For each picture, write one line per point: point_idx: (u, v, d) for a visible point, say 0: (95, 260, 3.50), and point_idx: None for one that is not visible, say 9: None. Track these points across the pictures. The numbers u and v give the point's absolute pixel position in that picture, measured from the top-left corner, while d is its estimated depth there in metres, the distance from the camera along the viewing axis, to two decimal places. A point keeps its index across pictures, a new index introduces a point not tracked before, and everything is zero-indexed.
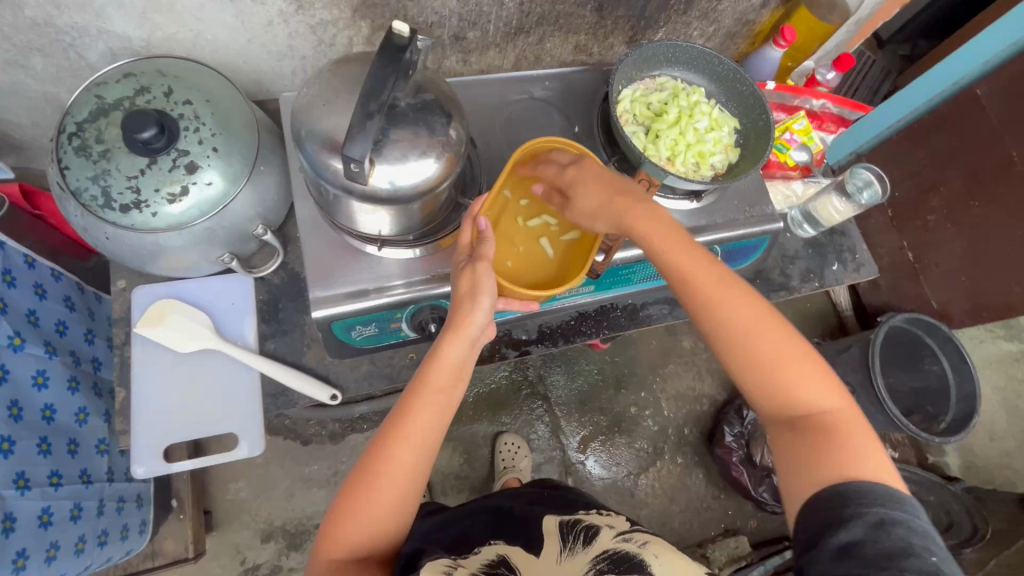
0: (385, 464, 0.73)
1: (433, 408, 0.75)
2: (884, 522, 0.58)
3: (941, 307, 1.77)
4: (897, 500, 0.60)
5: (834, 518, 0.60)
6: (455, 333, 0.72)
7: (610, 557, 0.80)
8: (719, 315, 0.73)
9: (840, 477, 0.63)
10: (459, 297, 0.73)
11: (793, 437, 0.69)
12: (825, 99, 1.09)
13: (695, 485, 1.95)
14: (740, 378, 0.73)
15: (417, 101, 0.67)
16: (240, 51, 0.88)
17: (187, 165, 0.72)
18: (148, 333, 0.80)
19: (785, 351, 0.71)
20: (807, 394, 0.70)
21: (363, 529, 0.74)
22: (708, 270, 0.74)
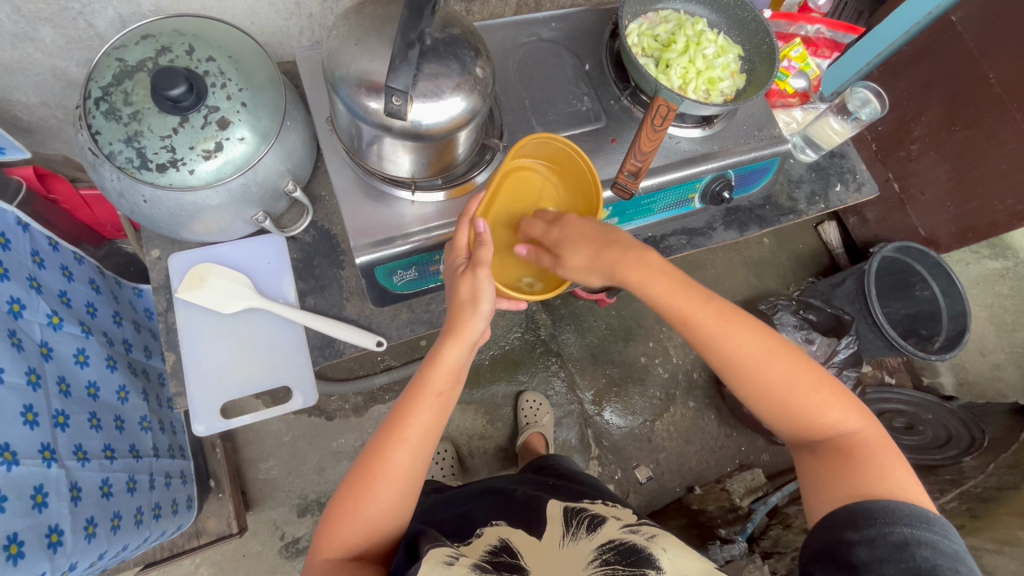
0: (385, 469, 0.77)
1: (431, 412, 0.78)
2: (910, 543, 0.62)
3: (929, 235, 1.82)
4: (924, 521, 0.63)
5: (855, 536, 0.64)
6: (454, 341, 0.76)
7: (618, 549, 0.81)
8: (730, 352, 0.76)
9: (855, 496, 0.67)
10: (458, 304, 0.76)
11: (812, 459, 0.73)
12: (819, 23, 1.11)
13: (708, 426, 2.02)
14: (751, 404, 0.77)
15: (445, 36, 0.69)
16: (248, 11, 0.87)
17: (219, 121, 0.72)
18: (191, 297, 0.81)
19: (796, 379, 0.75)
20: (825, 416, 0.74)
21: (360, 526, 0.77)
22: (708, 308, 0.76)
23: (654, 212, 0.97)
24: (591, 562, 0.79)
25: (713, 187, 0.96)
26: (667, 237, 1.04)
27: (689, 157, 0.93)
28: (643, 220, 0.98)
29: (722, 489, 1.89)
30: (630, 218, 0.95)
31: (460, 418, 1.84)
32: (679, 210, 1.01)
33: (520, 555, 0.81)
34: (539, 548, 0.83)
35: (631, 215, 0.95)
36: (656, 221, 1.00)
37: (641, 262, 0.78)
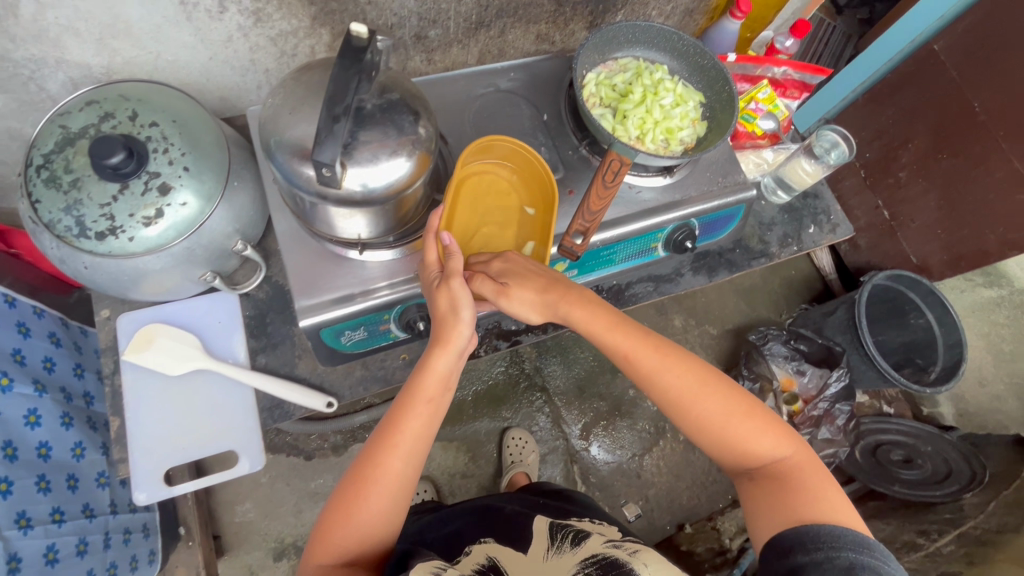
0: (376, 476, 0.74)
1: (424, 419, 0.76)
2: (854, 568, 0.61)
3: (921, 261, 1.76)
4: (866, 546, 0.62)
5: (803, 560, 0.63)
6: (442, 347, 0.75)
7: (600, 561, 0.78)
8: (666, 386, 0.77)
9: (792, 522, 0.67)
10: (441, 315, 0.75)
11: (751, 486, 0.74)
12: (785, 66, 1.09)
13: (699, 460, 1.97)
14: (697, 439, 0.78)
15: (383, 101, 0.68)
16: (202, 69, 0.87)
17: (160, 187, 0.72)
18: (137, 360, 0.79)
19: (731, 409, 0.76)
20: (760, 444, 0.75)
21: (352, 534, 0.74)
22: (648, 347, 0.79)
23: (615, 263, 0.95)
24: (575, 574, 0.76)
25: (676, 236, 0.94)
26: (632, 285, 1.03)
27: (649, 207, 0.91)
28: (605, 271, 0.96)
29: (713, 528, 1.85)
30: (589, 269, 0.93)
31: (442, 455, 1.81)
32: (642, 258, 0.98)
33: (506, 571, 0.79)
34: (524, 563, 0.80)
35: (591, 266, 0.93)
36: (619, 270, 0.97)
37: (580, 303, 0.79)
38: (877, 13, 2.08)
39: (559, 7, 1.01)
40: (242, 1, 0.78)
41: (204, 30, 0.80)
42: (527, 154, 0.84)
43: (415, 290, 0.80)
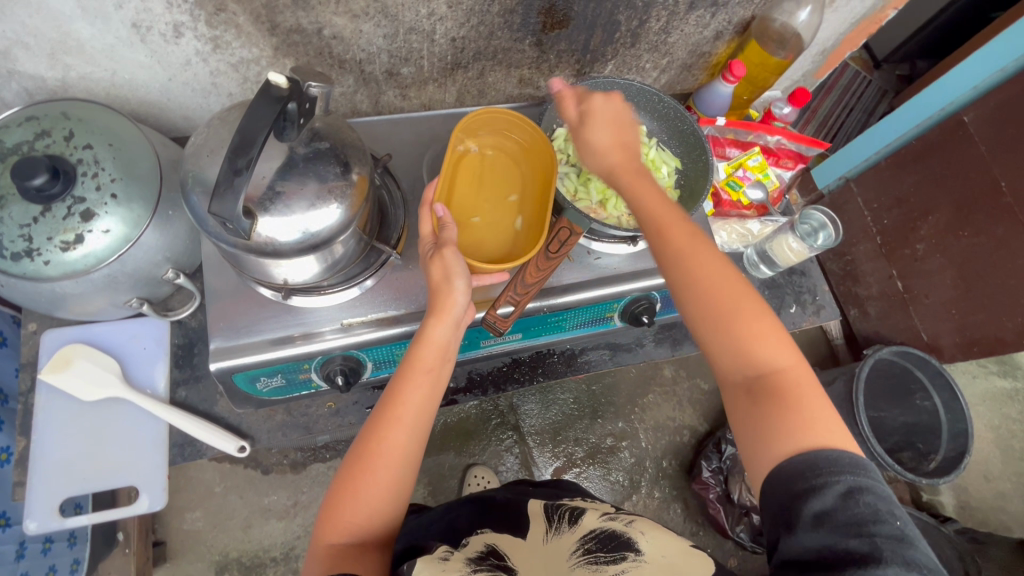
0: (378, 452, 0.68)
1: (424, 390, 0.69)
2: (853, 492, 0.50)
3: (931, 340, 1.61)
4: (862, 467, 0.52)
5: (801, 488, 0.51)
6: (437, 316, 0.68)
7: (598, 537, 0.72)
8: (683, 269, 0.64)
9: (795, 443, 0.54)
10: (434, 287, 0.70)
11: (743, 399, 0.59)
12: (779, 134, 1.04)
13: (672, 521, 1.88)
14: (694, 327, 0.63)
15: (311, 150, 0.65)
16: (162, 89, 0.86)
17: (83, 212, 0.70)
18: (52, 380, 0.77)
19: (745, 305, 0.62)
20: (764, 347, 0.60)
21: (361, 513, 0.67)
22: (673, 219, 0.66)
23: (564, 329, 0.88)
24: (575, 555, 0.70)
25: (634, 308, 0.88)
26: (586, 351, 0.96)
27: (607, 274, 0.85)
28: (554, 336, 0.90)
29: None
30: (536, 334, 0.87)
31: None
32: (597, 326, 0.91)
33: (509, 559, 0.71)
34: (526, 547, 0.73)
35: (537, 331, 0.87)
36: (571, 337, 0.91)
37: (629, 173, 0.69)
38: (915, 71, 1.96)
39: (542, 54, 0.97)
40: (197, 28, 0.75)
41: (160, 53, 0.79)
42: (525, 127, 0.82)
43: (339, 342, 0.76)
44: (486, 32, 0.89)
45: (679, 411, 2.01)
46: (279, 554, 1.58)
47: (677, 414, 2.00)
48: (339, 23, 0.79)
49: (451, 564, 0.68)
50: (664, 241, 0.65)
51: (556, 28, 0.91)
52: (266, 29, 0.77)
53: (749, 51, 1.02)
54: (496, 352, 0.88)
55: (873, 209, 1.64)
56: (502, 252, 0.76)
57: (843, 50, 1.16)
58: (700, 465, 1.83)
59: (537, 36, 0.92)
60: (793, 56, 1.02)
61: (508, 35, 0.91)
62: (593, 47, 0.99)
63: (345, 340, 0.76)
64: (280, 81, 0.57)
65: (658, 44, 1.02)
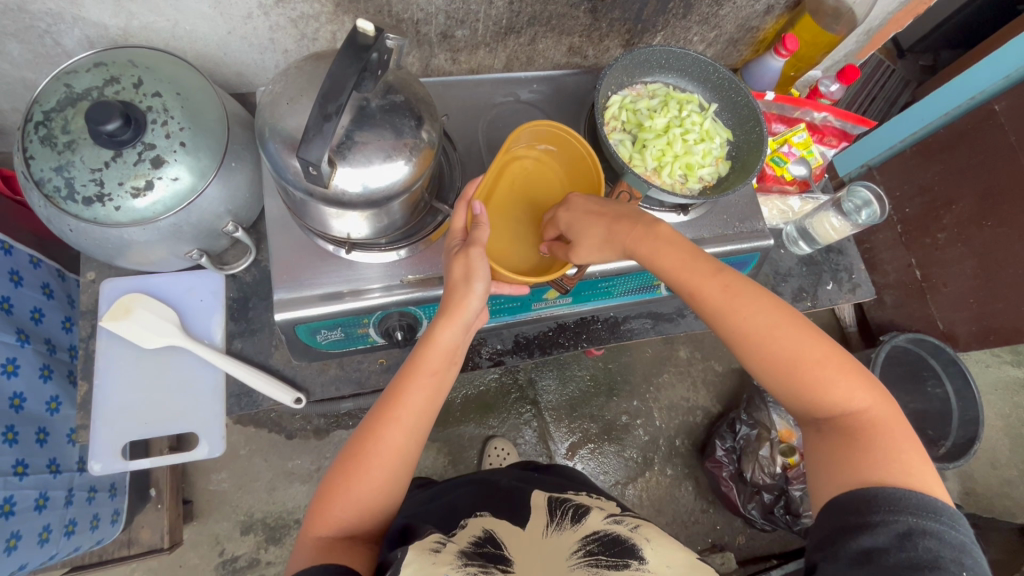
0: (373, 450, 0.69)
1: (426, 393, 0.70)
2: (912, 533, 0.54)
3: (947, 328, 1.62)
4: (931, 510, 0.55)
5: (857, 522, 0.56)
6: (448, 320, 0.69)
7: (601, 539, 0.71)
8: (732, 326, 0.67)
9: (856, 481, 0.58)
10: (450, 286, 0.69)
11: (818, 440, 0.64)
12: (826, 111, 1.03)
13: (684, 498, 1.92)
14: (761, 381, 0.68)
15: (386, 102, 0.65)
16: (219, 42, 0.86)
17: (153, 160, 0.70)
18: (113, 328, 0.79)
19: (804, 352, 0.65)
20: (832, 393, 0.64)
21: (353, 505, 0.69)
22: (712, 281, 0.68)
23: (613, 295, 0.89)
24: (574, 552, 0.69)
25: None
26: (629, 320, 0.97)
27: None
28: (601, 302, 0.91)
29: None
30: (585, 299, 0.88)
31: (423, 455, 1.80)
32: (643, 295, 0.92)
33: (507, 549, 0.72)
34: (524, 540, 0.74)
35: (587, 296, 0.88)
36: (616, 304, 0.92)
37: (651, 236, 0.71)
38: (940, 61, 1.96)
39: (594, 22, 0.97)
40: None
41: (223, 5, 0.78)
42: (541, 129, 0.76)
43: (399, 297, 0.77)
44: None
45: (693, 391, 2.04)
46: (302, 516, 1.61)
47: (691, 394, 2.03)
48: None
49: (443, 555, 0.66)
50: (703, 294, 0.69)
51: None
52: None
53: (802, 25, 1.01)
54: (544, 316, 0.89)
55: (897, 197, 1.63)
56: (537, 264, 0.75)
57: (888, 30, 1.16)
58: (714, 444, 1.87)
59: (593, 2, 0.92)
60: (845, 31, 1.02)
61: (565, 1, 0.91)
62: (646, 16, 0.99)
63: (395, 297, 0.77)
64: (365, 28, 0.58)
65: (709, 16, 1.02)
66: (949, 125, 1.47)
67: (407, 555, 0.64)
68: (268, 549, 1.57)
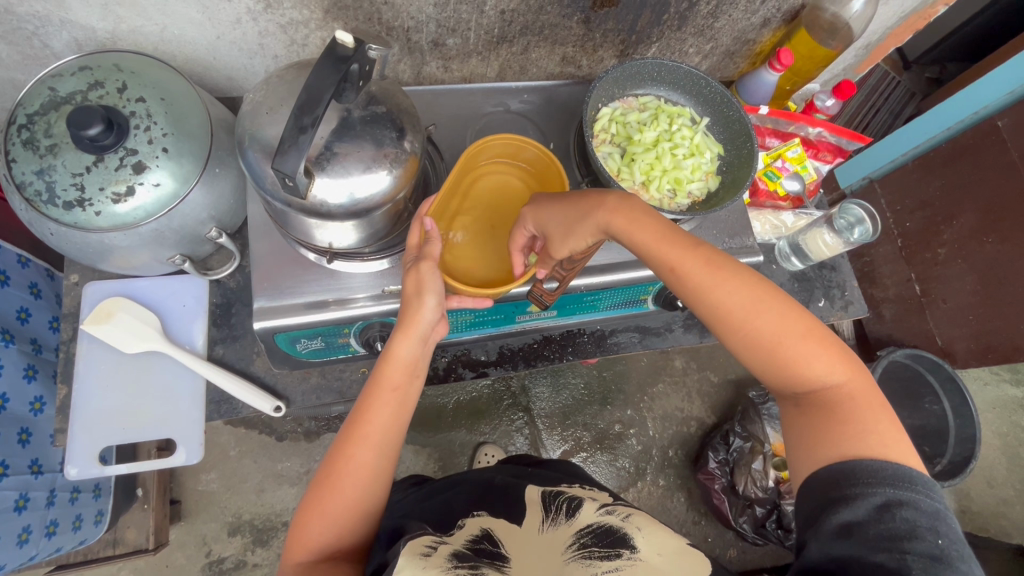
0: (344, 469, 0.67)
1: (391, 408, 0.69)
2: (890, 505, 0.54)
3: (946, 344, 1.59)
4: (903, 479, 0.55)
5: (837, 496, 0.56)
6: (404, 333, 0.67)
7: (594, 532, 0.70)
8: (713, 302, 0.65)
9: (833, 456, 0.58)
10: (405, 300, 0.68)
11: (798, 416, 0.64)
12: (821, 127, 1.03)
13: (675, 509, 1.90)
14: (742, 358, 0.66)
15: (367, 113, 0.64)
16: (208, 47, 0.85)
17: (135, 165, 0.70)
18: (94, 332, 0.78)
19: (785, 327, 0.64)
20: (809, 368, 0.63)
21: (329, 526, 0.67)
22: (693, 253, 0.66)
23: (598, 309, 0.89)
24: (569, 547, 0.68)
25: (670, 293, 0.87)
26: (616, 333, 0.97)
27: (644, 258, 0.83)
28: (587, 315, 0.90)
29: None
30: (570, 312, 0.87)
31: (414, 460, 1.79)
32: (630, 309, 0.92)
33: (503, 547, 0.70)
34: (519, 537, 0.72)
35: (572, 309, 0.87)
36: (603, 317, 0.92)
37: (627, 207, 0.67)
38: (945, 74, 1.93)
39: (588, 32, 0.96)
40: None
41: (212, 10, 0.78)
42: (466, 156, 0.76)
43: (380, 308, 0.76)
44: (536, 6, 0.88)
45: (687, 402, 2.03)
46: (290, 519, 1.60)
47: (685, 405, 2.02)
48: None
49: (433, 559, 0.63)
50: (683, 270, 0.66)
51: (606, 6, 0.90)
52: None
53: (798, 39, 1.00)
54: (529, 328, 0.89)
55: (897, 211, 1.62)
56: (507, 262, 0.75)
57: (887, 45, 1.15)
58: (706, 455, 1.85)
59: (585, 13, 0.92)
60: (842, 47, 1.01)
61: (557, 11, 0.90)
62: (640, 28, 0.98)
63: (381, 307, 0.76)
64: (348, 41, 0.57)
65: (705, 29, 1.01)
66: (951, 140, 1.45)
67: (401, 557, 0.62)
68: (255, 551, 1.57)
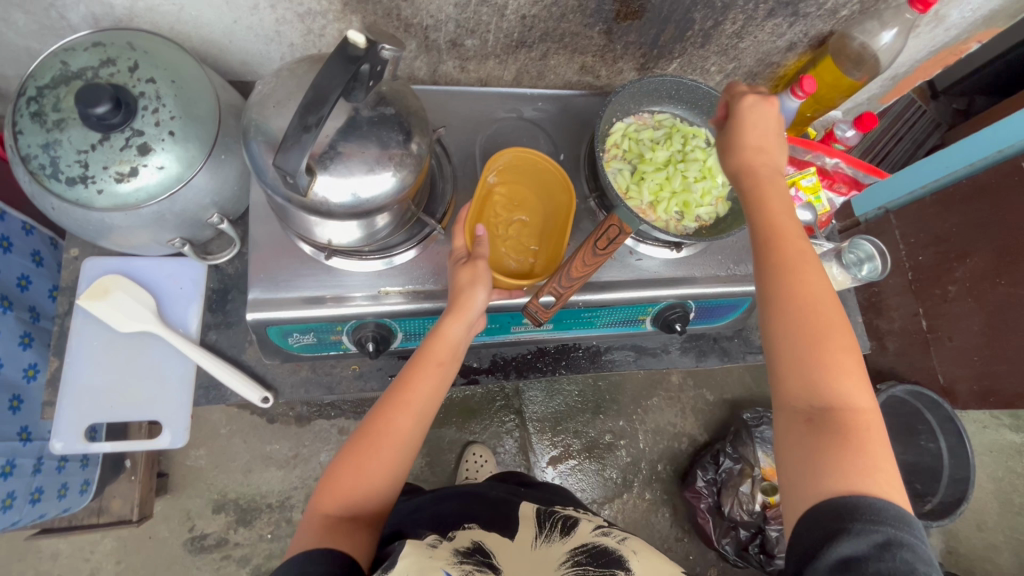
0: (385, 433, 0.70)
1: (434, 381, 0.72)
2: (890, 545, 0.47)
3: (947, 384, 1.57)
4: (907, 521, 0.48)
5: (837, 526, 0.49)
6: (453, 317, 0.70)
7: (589, 552, 0.70)
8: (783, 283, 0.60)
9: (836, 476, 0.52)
10: (457, 285, 0.71)
11: (805, 432, 0.55)
12: (838, 158, 0.99)
13: (659, 524, 1.90)
14: (774, 351, 0.60)
15: (375, 114, 0.64)
16: (225, 30, 0.85)
17: (140, 146, 0.70)
18: (90, 307, 0.78)
19: (835, 330, 0.58)
20: (844, 384, 0.56)
21: (362, 485, 0.69)
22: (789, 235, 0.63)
23: (595, 326, 0.88)
24: (562, 566, 0.68)
25: (668, 314, 0.87)
26: (611, 350, 0.95)
27: (644, 279, 0.84)
28: (583, 331, 0.89)
29: None
30: (566, 327, 0.86)
31: None
32: (627, 328, 0.91)
33: (495, 559, 0.69)
34: (513, 551, 0.71)
35: (568, 324, 0.86)
36: (600, 334, 0.91)
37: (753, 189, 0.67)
38: (973, 107, 1.89)
39: (608, 43, 0.95)
40: None
41: None
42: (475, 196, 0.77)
43: (374, 308, 0.76)
44: (558, 14, 0.86)
45: (680, 417, 2.02)
46: (274, 501, 1.61)
47: (678, 420, 2.01)
48: None
49: (438, 552, 0.67)
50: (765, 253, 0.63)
51: (629, 19, 0.89)
52: None
53: (823, 65, 0.98)
54: (524, 338, 0.88)
55: (908, 244, 1.57)
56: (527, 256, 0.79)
57: (914, 78, 1.13)
58: (694, 474, 1.85)
59: (607, 24, 0.90)
60: (867, 78, 0.99)
61: (579, 20, 0.89)
62: (662, 42, 0.96)
63: (375, 307, 0.76)
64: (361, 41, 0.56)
65: (728, 48, 0.99)
66: (971, 177, 1.41)
67: (406, 547, 0.65)
68: (237, 530, 1.58)
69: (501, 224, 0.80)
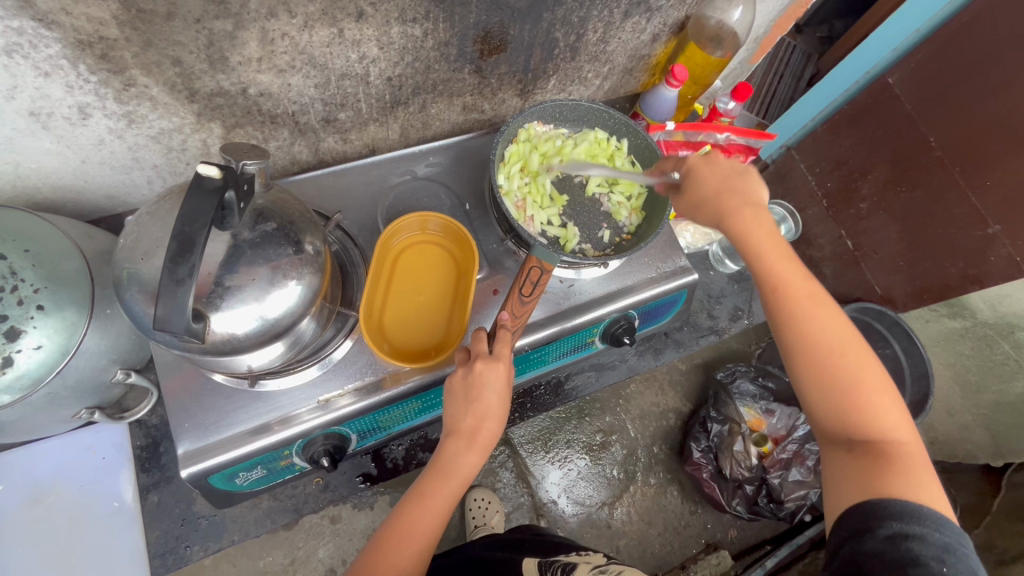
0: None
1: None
2: (896, 537, 0.51)
3: (884, 293, 1.44)
4: (918, 517, 0.52)
5: (890, 531, 0.51)
6: (439, 472, 0.71)
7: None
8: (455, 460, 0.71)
9: (871, 493, 0.55)
10: (399, 517, 0.70)
11: (847, 461, 0.58)
12: (728, 132, 1.03)
13: (671, 503, 1.51)
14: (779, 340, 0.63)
15: (257, 234, 0.60)
16: (76, 173, 0.79)
17: (7, 332, 0.63)
18: (36, 518, 0.83)
19: (464, 471, 0.71)
20: (818, 321, 0.62)
21: None
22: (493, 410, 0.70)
23: (548, 361, 0.88)
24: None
25: (613, 329, 0.88)
26: (572, 378, 1.04)
27: (582, 302, 0.83)
28: (538, 369, 0.90)
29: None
30: (521, 371, 0.87)
31: None
32: (580, 352, 0.92)
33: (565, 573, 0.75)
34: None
35: (522, 368, 0.87)
36: (555, 366, 0.92)
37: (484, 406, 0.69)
38: (834, 31, 2.01)
39: (482, 79, 0.94)
40: (107, 106, 0.69)
41: (68, 137, 0.72)
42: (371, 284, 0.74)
43: (319, 423, 0.71)
44: (423, 67, 0.85)
45: (662, 395, 1.60)
46: None
47: (661, 398, 1.59)
48: (264, 80, 0.74)
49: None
50: (709, 192, 0.67)
51: (494, 53, 0.88)
52: (184, 97, 0.72)
53: (688, 52, 1.04)
54: None
55: (816, 173, 1.50)
56: (439, 312, 0.77)
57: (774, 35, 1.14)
58: (687, 444, 1.47)
59: (475, 63, 0.89)
60: (733, 53, 1.03)
61: (445, 67, 0.87)
62: (534, 65, 0.96)
63: (322, 420, 0.71)
64: (258, 170, 0.61)
65: (597, 54, 1.01)
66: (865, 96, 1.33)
67: None
68: None
69: (406, 295, 0.77)
